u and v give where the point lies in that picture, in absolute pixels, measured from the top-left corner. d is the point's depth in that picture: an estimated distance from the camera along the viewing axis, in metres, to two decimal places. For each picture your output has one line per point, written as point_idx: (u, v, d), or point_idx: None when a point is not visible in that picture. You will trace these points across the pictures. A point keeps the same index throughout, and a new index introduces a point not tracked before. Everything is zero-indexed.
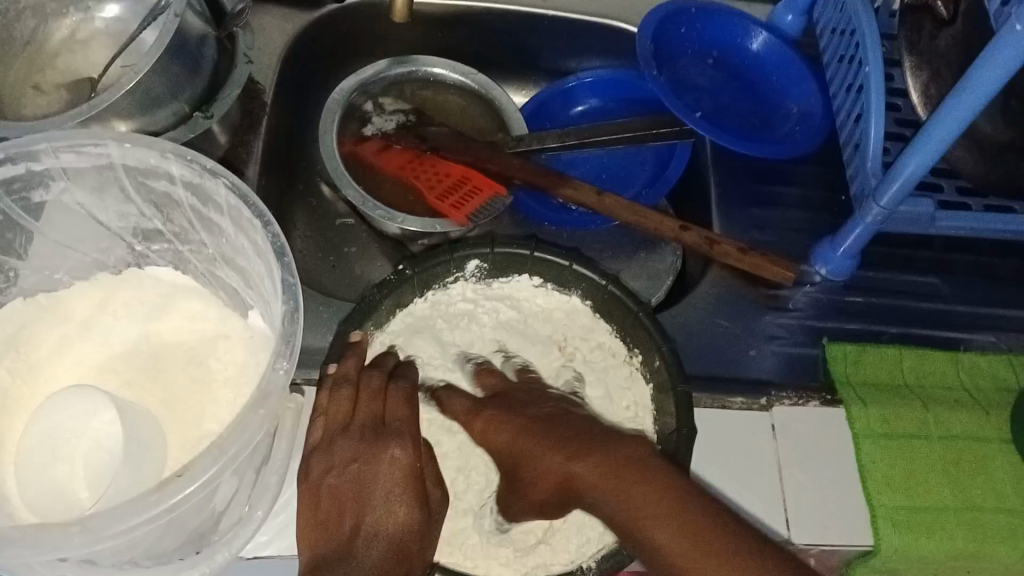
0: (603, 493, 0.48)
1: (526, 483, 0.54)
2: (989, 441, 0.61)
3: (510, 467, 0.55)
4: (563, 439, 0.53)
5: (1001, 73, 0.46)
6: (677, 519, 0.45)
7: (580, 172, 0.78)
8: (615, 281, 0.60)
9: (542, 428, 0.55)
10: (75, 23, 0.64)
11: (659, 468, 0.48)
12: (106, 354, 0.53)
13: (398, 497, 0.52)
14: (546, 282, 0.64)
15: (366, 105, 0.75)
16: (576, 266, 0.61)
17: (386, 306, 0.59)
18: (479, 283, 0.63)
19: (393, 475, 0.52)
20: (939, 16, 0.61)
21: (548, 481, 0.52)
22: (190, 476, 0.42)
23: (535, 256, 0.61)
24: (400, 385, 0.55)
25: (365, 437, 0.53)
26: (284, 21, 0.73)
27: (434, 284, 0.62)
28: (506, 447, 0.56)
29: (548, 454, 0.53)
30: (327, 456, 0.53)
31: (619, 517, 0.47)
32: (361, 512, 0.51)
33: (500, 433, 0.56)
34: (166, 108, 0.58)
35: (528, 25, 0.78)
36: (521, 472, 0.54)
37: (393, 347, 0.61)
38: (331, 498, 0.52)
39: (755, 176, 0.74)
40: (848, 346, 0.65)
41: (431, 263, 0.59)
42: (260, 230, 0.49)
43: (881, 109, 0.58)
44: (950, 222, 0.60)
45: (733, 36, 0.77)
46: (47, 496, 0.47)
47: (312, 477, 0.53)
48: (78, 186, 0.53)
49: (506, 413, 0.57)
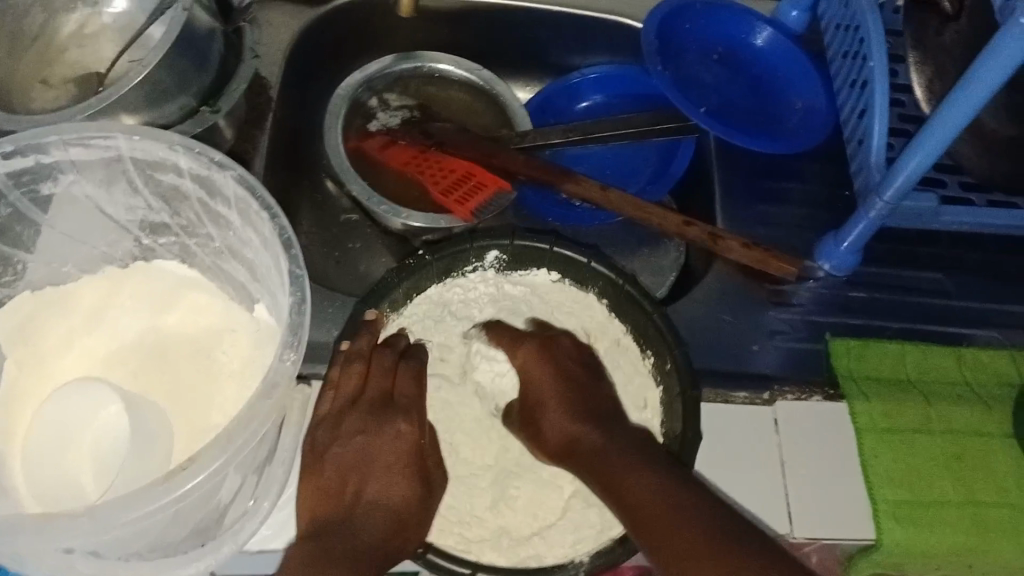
0: (602, 460, 0.54)
1: (536, 430, 0.59)
2: (992, 436, 0.62)
3: (528, 415, 0.60)
4: (580, 407, 0.58)
5: (1004, 69, 0.46)
6: (661, 491, 0.50)
7: (584, 167, 0.78)
8: (632, 280, 0.60)
9: (568, 385, 0.59)
10: (83, 17, 0.64)
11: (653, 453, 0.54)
12: (113, 346, 0.54)
13: (398, 471, 0.55)
14: (564, 278, 0.64)
15: (371, 100, 0.76)
16: (594, 263, 0.61)
17: (402, 290, 0.60)
18: (500, 274, 0.64)
19: (397, 449, 0.56)
20: (945, 12, 0.61)
21: (562, 434, 0.58)
22: (198, 466, 0.42)
23: (554, 250, 0.61)
24: (410, 363, 0.58)
25: (372, 411, 0.56)
26: (291, 17, 0.73)
27: (454, 271, 0.62)
28: (534, 395, 0.60)
29: (567, 414, 0.58)
30: (332, 428, 0.56)
31: (613, 481, 0.53)
32: (363, 482, 0.55)
33: (535, 376, 0.60)
34: (174, 102, 0.58)
35: (533, 20, 0.78)
36: (533, 424, 0.59)
37: (402, 329, 0.62)
38: (335, 468, 0.54)
39: (759, 172, 0.74)
40: (851, 341, 0.65)
41: (452, 249, 0.61)
42: (266, 223, 0.50)
43: (884, 104, 0.58)
44: (953, 217, 0.60)
45: (738, 32, 0.77)
46: (58, 489, 0.47)
47: (318, 448, 0.55)
48: (87, 179, 0.54)
49: (544, 360, 0.60)
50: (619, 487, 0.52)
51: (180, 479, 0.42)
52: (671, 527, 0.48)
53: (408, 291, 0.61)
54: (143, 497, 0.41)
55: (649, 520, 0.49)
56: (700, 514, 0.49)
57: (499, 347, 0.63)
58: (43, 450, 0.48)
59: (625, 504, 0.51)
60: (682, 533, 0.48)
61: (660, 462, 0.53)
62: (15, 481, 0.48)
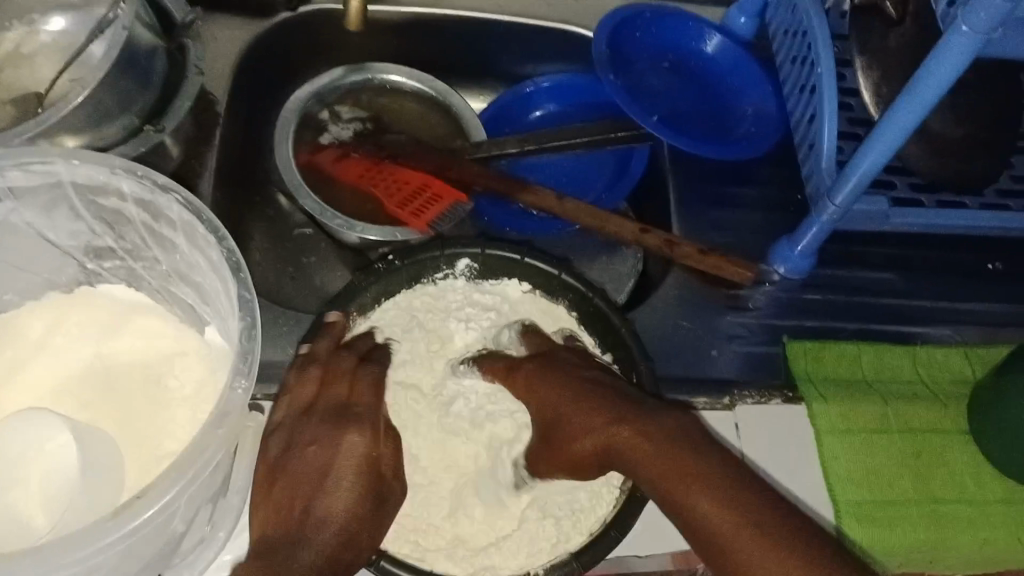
0: (650, 465, 0.51)
1: (563, 451, 0.56)
2: (948, 433, 0.63)
3: (553, 434, 0.57)
4: (605, 407, 0.55)
5: (950, 72, 0.47)
6: (722, 503, 0.47)
7: (539, 176, 0.78)
8: (601, 293, 0.61)
9: (586, 391, 0.57)
10: (19, 36, 0.63)
11: (710, 449, 0.51)
12: (59, 376, 0.52)
13: (349, 482, 0.52)
14: (535, 289, 0.64)
15: (322, 114, 0.74)
16: (564, 275, 0.61)
17: (371, 296, 0.61)
18: (469, 282, 0.64)
19: (348, 459, 0.53)
20: (887, 16, 0.63)
21: (592, 444, 0.55)
22: (147, 500, 0.41)
23: (525, 261, 0.62)
24: (370, 369, 0.58)
25: (326, 420, 0.55)
26: (236, 31, 0.72)
27: (422, 278, 0.63)
28: (552, 410, 0.58)
29: (593, 419, 0.55)
30: (286, 437, 0.54)
31: (667, 493, 0.50)
32: (313, 497, 0.52)
33: (543, 397, 0.59)
34: (116, 122, 0.57)
35: (483, 30, 0.78)
36: (557, 445, 0.56)
37: (372, 329, 0.62)
38: (286, 481, 0.52)
39: (712, 178, 0.75)
40: (808, 344, 0.66)
41: (422, 256, 0.61)
42: (214, 245, 0.48)
43: (834, 110, 0.58)
44: (902, 219, 0.61)
45: (688, 39, 0.77)
46: (2, 530, 0.45)
47: (272, 459, 0.54)
48: (27, 207, 0.52)
49: (542, 374, 0.60)
50: (669, 495, 0.50)
51: (131, 512, 0.41)
52: (743, 542, 0.46)
53: (376, 296, 0.61)
54: (93, 534, 0.40)
55: (720, 540, 0.47)
56: (763, 521, 0.46)
57: (494, 380, 0.63)
58: None
59: (688, 519, 0.48)
60: (758, 549, 0.45)
61: (714, 461, 0.50)
62: None
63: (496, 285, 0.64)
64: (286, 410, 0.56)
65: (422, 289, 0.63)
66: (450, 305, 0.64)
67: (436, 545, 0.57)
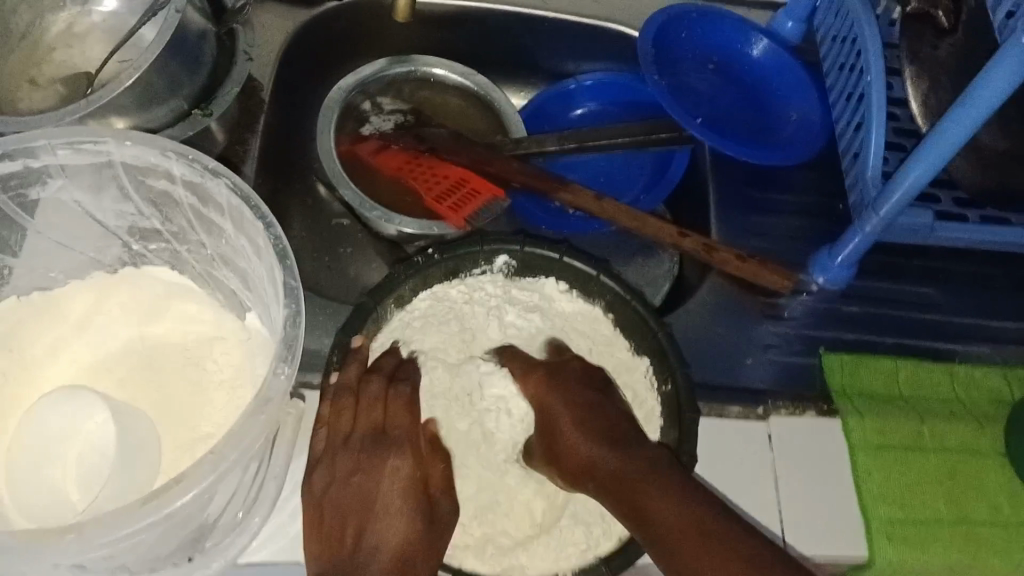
0: (620, 484, 0.51)
1: (551, 455, 0.56)
2: (984, 454, 0.62)
3: (545, 439, 0.57)
4: (593, 427, 0.55)
5: (1004, 85, 0.46)
6: (690, 524, 0.47)
7: (577, 176, 0.78)
8: (639, 297, 0.60)
9: (580, 406, 0.56)
10: (72, 16, 0.63)
11: (681, 480, 0.50)
12: (100, 355, 0.52)
13: (398, 509, 0.53)
14: (572, 289, 0.64)
15: (364, 104, 0.75)
16: (602, 276, 0.61)
17: (411, 287, 0.61)
18: (507, 278, 0.64)
19: (393, 486, 0.54)
20: (939, 26, 0.60)
21: (575, 461, 0.54)
22: (187, 484, 0.41)
23: (563, 260, 0.62)
24: (402, 390, 0.57)
25: (365, 448, 0.55)
26: (283, 18, 0.72)
27: (461, 272, 0.63)
28: (548, 419, 0.57)
29: (583, 437, 0.54)
30: (329, 470, 0.54)
31: (636, 513, 0.49)
32: (364, 524, 0.52)
33: (548, 400, 0.57)
34: (164, 105, 0.57)
35: (528, 26, 0.78)
36: (550, 447, 0.56)
37: (395, 343, 0.61)
38: (334, 510, 0.53)
39: (753, 184, 0.74)
40: (845, 357, 0.65)
41: (461, 250, 0.61)
42: (261, 232, 0.49)
43: (881, 118, 0.57)
44: (948, 233, 0.60)
45: (734, 42, 0.77)
46: (39, 502, 0.46)
47: (316, 493, 0.54)
48: (76, 185, 0.53)
49: (551, 385, 0.58)
50: (634, 507, 0.50)
51: (171, 496, 0.41)
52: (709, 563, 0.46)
53: (415, 288, 0.62)
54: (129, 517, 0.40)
55: (682, 554, 0.47)
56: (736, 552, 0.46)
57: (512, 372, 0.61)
58: (23, 461, 0.47)
59: (658, 540, 0.48)
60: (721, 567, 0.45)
61: (689, 488, 0.49)
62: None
63: (534, 283, 0.64)
64: (327, 442, 0.56)
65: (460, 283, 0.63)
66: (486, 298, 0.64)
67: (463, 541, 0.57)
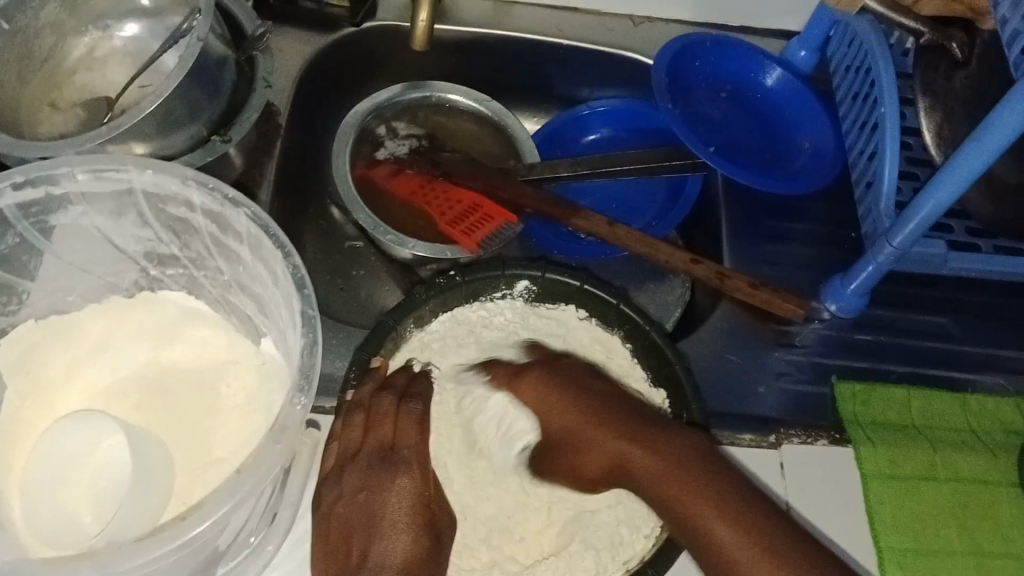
0: (657, 487, 0.53)
1: (567, 463, 0.58)
2: (997, 485, 0.61)
3: (558, 445, 0.59)
4: (614, 425, 0.56)
5: (1020, 117, 0.46)
6: (735, 524, 0.49)
7: (590, 201, 0.78)
8: (658, 327, 0.61)
9: (597, 404, 0.58)
10: (94, 40, 0.64)
11: (722, 472, 0.52)
12: (116, 378, 0.53)
13: (404, 525, 0.53)
14: (591, 316, 0.64)
15: (379, 129, 0.75)
16: (622, 305, 0.62)
17: (431, 307, 0.62)
18: (528, 304, 0.65)
19: (400, 504, 0.54)
20: (954, 58, 0.60)
21: (601, 462, 0.56)
22: (203, 513, 0.41)
23: (584, 288, 0.63)
24: (412, 407, 0.57)
25: (373, 464, 0.55)
26: (301, 44, 0.73)
27: (481, 296, 0.64)
28: (560, 424, 0.59)
29: (602, 438, 0.56)
30: (337, 485, 0.55)
31: (676, 512, 0.51)
32: (370, 543, 0.53)
33: (553, 407, 0.59)
34: (184, 131, 0.58)
35: (543, 53, 0.78)
36: (564, 454, 0.58)
37: (410, 360, 0.62)
38: (340, 528, 0.53)
39: (765, 211, 0.74)
40: (857, 385, 0.65)
41: (483, 275, 0.62)
42: (280, 260, 0.49)
43: (896, 148, 0.57)
44: (962, 264, 0.60)
45: (748, 71, 0.77)
46: (55, 525, 0.46)
47: (324, 506, 0.54)
48: (96, 211, 0.53)
49: (563, 381, 0.60)
50: (676, 513, 0.51)
51: (188, 524, 0.41)
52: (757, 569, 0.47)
53: (436, 308, 0.62)
54: (146, 544, 0.41)
55: (730, 555, 0.48)
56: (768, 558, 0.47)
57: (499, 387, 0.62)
58: (40, 481, 0.47)
59: (699, 539, 0.50)
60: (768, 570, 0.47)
61: (732, 483, 0.51)
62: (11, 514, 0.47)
63: (554, 309, 0.65)
64: (336, 456, 0.56)
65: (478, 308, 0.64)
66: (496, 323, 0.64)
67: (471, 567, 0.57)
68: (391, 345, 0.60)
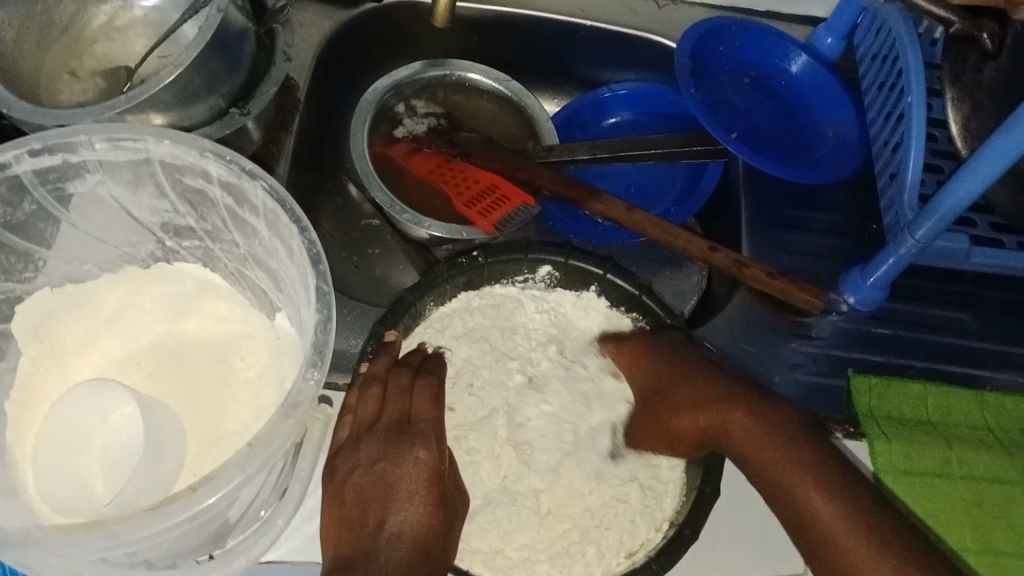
0: (756, 445, 0.55)
1: (667, 423, 0.59)
2: (1012, 484, 0.61)
3: (659, 407, 0.60)
4: (717, 397, 0.58)
5: None
6: (841, 512, 0.51)
7: (608, 184, 0.77)
8: (679, 320, 0.61)
9: (701, 380, 0.59)
10: (114, 10, 0.64)
11: (818, 448, 0.54)
12: (131, 347, 0.53)
13: (421, 498, 0.54)
14: (614, 304, 0.64)
15: (398, 106, 0.75)
16: (643, 297, 0.61)
17: (450, 286, 0.61)
18: (546, 292, 0.64)
19: (416, 476, 0.54)
20: (984, 50, 0.58)
21: (696, 427, 0.57)
22: (214, 486, 0.41)
23: (607, 278, 0.62)
24: (428, 382, 0.57)
25: (390, 436, 0.55)
26: (322, 18, 0.72)
27: (504, 278, 0.63)
28: (658, 383, 0.60)
29: (696, 406, 0.58)
30: (352, 456, 0.55)
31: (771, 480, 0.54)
32: (385, 513, 0.54)
33: (646, 372, 0.61)
34: (203, 103, 0.58)
35: (566, 34, 0.77)
36: (663, 413, 0.59)
37: (422, 342, 0.62)
38: (355, 497, 0.54)
39: (785, 201, 0.74)
40: (873, 379, 0.64)
41: (505, 258, 0.61)
42: (296, 235, 0.49)
43: (921, 141, 0.56)
44: (983, 259, 0.58)
45: (773, 56, 0.76)
46: (67, 492, 0.46)
47: (337, 478, 0.54)
48: (113, 180, 0.53)
49: (642, 355, 0.61)
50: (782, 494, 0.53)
51: (197, 497, 0.41)
52: (851, 547, 0.50)
53: (457, 286, 0.62)
54: (161, 513, 0.41)
55: (829, 533, 0.51)
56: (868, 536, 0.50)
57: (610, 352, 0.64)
58: (55, 449, 0.48)
59: (796, 514, 0.52)
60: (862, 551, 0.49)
61: (819, 458, 0.53)
62: (26, 484, 0.47)
63: (570, 296, 0.64)
64: (349, 429, 0.57)
65: (500, 291, 0.64)
66: (492, 297, 0.63)
67: (479, 548, 0.57)
68: (411, 322, 0.59)
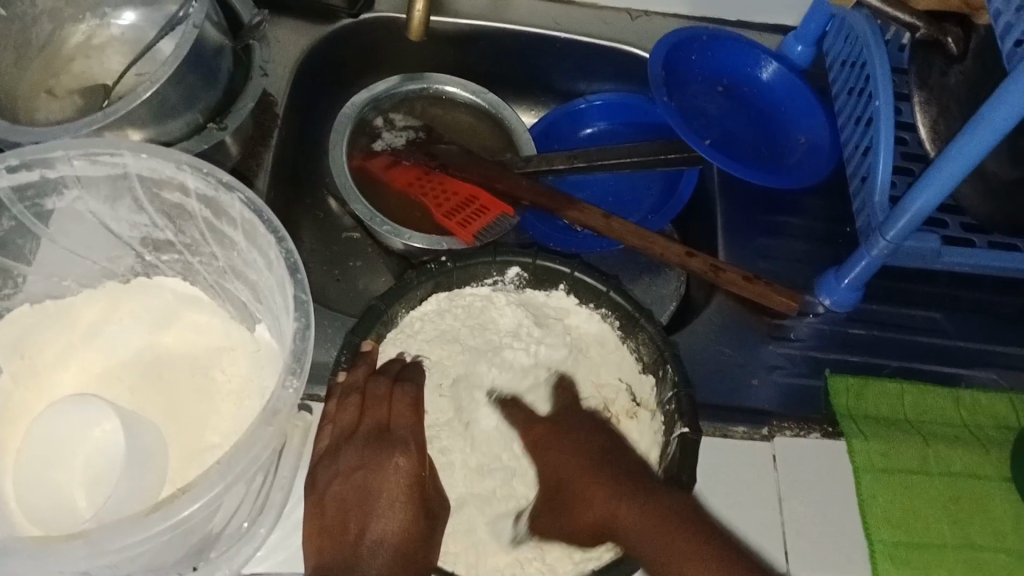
0: (625, 526, 0.52)
1: (568, 514, 0.56)
2: (989, 479, 0.61)
3: (562, 496, 0.57)
4: (605, 480, 0.56)
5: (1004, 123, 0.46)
6: None
7: (585, 194, 0.78)
8: (649, 314, 0.60)
9: (600, 464, 0.57)
10: (91, 28, 0.64)
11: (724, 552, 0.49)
12: (109, 361, 0.53)
13: (402, 505, 0.54)
14: (583, 302, 0.64)
15: (376, 120, 0.75)
16: (612, 293, 0.62)
17: (420, 292, 0.61)
18: (517, 293, 0.65)
19: (395, 484, 0.54)
20: (949, 53, 0.59)
21: (595, 514, 0.55)
22: (193, 495, 0.42)
23: (575, 275, 0.62)
24: (408, 389, 0.58)
25: (369, 444, 0.56)
26: (299, 34, 0.73)
27: (473, 282, 0.64)
28: (564, 472, 0.58)
29: (596, 493, 0.55)
30: (332, 464, 0.55)
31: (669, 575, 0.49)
32: (367, 519, 0.54)
33: (550, 465, 0.59)
34: (180, 118, 0.58)
35: (541, 46, 0.78)
36: (563, 509, 0.57)
37: (400, 353, 0.62)
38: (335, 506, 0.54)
39: (760, 207, 0.75)
40: (850, 379, 0.65)
41: (473, 261, 0.62)
42: (274, 245, 0.50)
43: (891, 144, 0.57)
44: (954, 259, 0.60)
45: (744, 64, 0.77)
46: (47, 507, 0.47)
47: (319, 487, 0.55)
48: (91, 195, 0.53)
49: (549, 437, 0.60)
50: None
51: (176, 507, 0.42)
52: None
53: (425, 291, 0.62)
54: (142, 523, 0.41)
55: None
56: None
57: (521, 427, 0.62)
58: (35, 464, 0.48)
59: None
60: None
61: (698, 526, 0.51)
62: (7, 497, 0.47)
63: (540, 294, 0.65)
64: (329, 437, 0.57)
65: (469, 293, 0.64)
66: (463, 298, 0.64)
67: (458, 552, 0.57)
68: (383, 328, 0.59)
